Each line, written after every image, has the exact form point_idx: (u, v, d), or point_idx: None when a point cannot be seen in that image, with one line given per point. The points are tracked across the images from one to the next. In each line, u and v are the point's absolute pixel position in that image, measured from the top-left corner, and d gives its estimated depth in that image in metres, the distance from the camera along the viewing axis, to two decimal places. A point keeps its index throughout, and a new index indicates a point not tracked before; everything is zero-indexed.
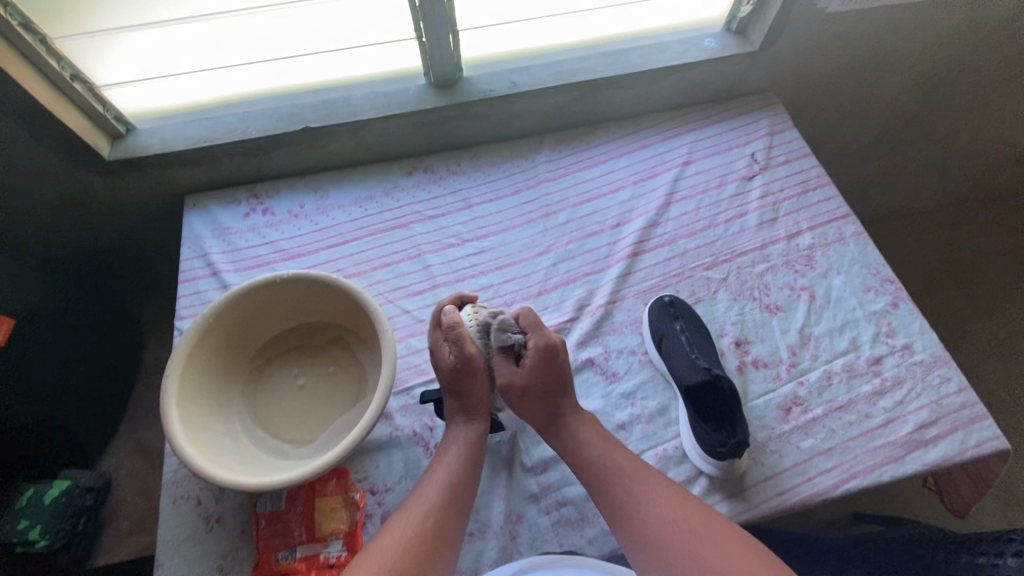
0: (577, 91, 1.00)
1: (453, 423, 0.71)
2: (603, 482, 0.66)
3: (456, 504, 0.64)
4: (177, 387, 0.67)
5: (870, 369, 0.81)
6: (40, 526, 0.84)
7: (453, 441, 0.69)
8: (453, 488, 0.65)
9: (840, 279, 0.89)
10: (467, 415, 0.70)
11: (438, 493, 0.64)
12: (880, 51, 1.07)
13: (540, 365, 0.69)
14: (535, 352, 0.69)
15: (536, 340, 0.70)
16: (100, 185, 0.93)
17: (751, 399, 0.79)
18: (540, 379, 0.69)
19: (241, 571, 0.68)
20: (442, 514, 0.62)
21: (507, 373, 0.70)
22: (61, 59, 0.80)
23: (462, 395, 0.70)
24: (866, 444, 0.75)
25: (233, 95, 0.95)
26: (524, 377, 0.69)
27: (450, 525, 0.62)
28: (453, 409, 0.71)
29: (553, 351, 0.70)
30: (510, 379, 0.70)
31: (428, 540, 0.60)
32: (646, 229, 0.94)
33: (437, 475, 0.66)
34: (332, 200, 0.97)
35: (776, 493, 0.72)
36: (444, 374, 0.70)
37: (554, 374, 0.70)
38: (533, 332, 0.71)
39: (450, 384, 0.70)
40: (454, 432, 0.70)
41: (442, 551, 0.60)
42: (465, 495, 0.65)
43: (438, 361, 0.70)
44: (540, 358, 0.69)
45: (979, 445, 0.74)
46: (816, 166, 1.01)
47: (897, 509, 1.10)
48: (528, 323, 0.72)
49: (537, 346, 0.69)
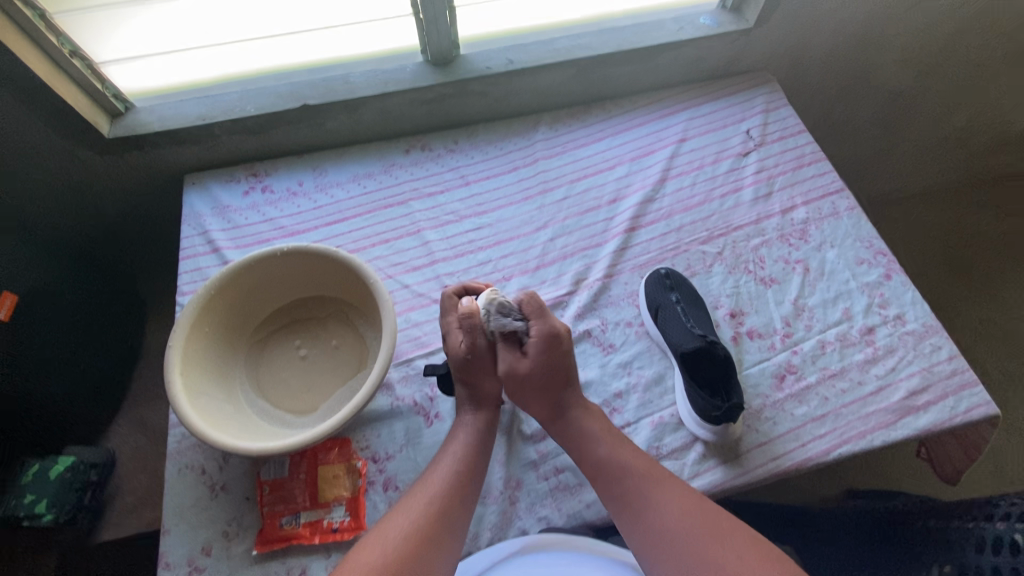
0: (574, 69, 1.01)
1: (462, 412, 0.71)
2: (612, 475, 0.66)
3: (462, 490, 0.64)
4: (180, 356, 0.68)
5: (862, 339, 0.82)
6: (46, 501, 0.87)
7: (461, 430, 0.70)
8: (459, 475, 0.65)
9: (833, 252, 0.90)
10: (475, 404, 0.71)
11: (444, 479, 0.65)
12: (874, 29, 1.08)
13: (544, 353, 0.68)
14: (540, 342, 0.68)
15: (540, 328, 0.68)
16: (98, 163, 0.93)
17: (746, 367, 0.81)
18: (543, 367, 0.68)
19: (245, 537, 0.69)
20: (447, 499, 0.63)
21: (511, 361, 0.68)
22: (61, 35, 0.80)
23: (472, 385, 0.70)
24: (858, 411, 0.76)
25: (232, 73, 0.95)
26: (530, 364, 0.67)
27: (454, 510, 0.63)
28: (462, 397, 0.71)
29: (557, 340, 0.68)
30: (514, 366, 0.67)
31: (432, 523, 0.60)
32: (643, 205, 0.95)
33: (444, 462, 0.67)
34: (330, 177, 0.97)
35: (771, 458, 0.73)
36: (454, 363, 0.70)
37: (558, 363, 0.68)
38: (536, 320, 0.69)
39: (461, 373, 0.70)
40: (462, 420, 0.71)
41: (447, 535, 0.60)
42: (472, 481, 0.66)
43: (449, 349, 0.70)
44: (543, 346, 0.68)
45: (968, 411, 0.75)
46: (810, 142, 1.02)
47: (890, 482, 1.12)
48: (530, 309, 0.69)
49: (541, 334, 0.68)
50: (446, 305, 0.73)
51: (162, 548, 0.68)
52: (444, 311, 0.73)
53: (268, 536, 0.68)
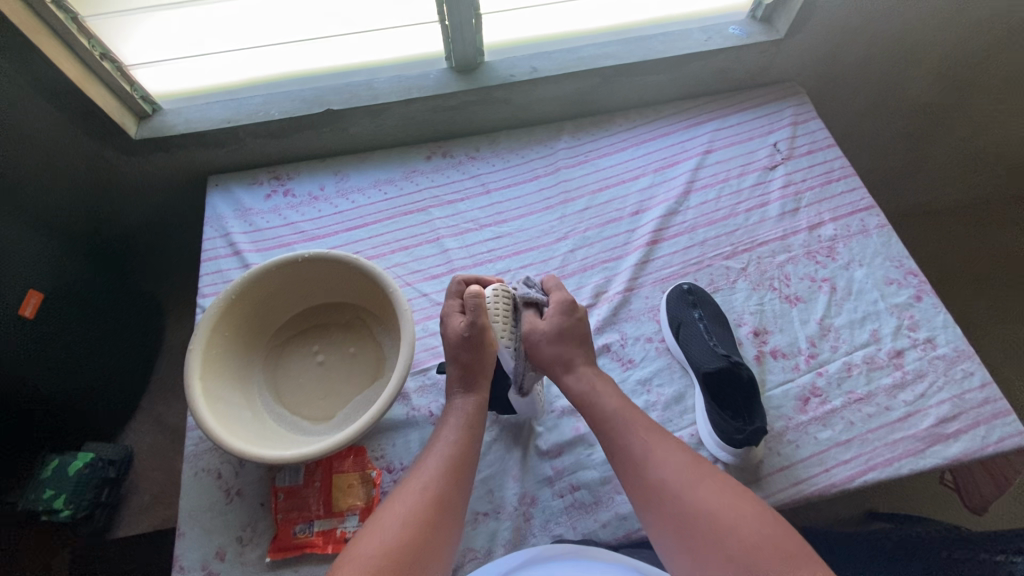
0: (598, 77, 1.00)
1: (452, 395, 0.69)
2: (617, 455, 0.63)
3: (458, 478, 0.62)
4: (200, 360, 0.68)
5: (890, 362, 0.80)
6: (65, 496, 0.87)
7: (454, 413, 0.68)
8: (455, 459, 0.64)
9: (862, 270, 0.88)
10: (467, 385, 0.68)
11: (440, 463, 0.63)
12: (908, 41, 1.05)
13: (562, 316, 0.71)
14: (558, 305, 0.71)
15: (559, 296, 0.73)
16: (124, 164, 0.94)
17: (769, 389, 0.79)
18: (561, 328, 0.70)
19: (259, 543, 0.69)
20: (444, 484, 0.61)
21: (530, 321, 0.71)
22: (92, 38, 0.81)
23: (466, 365, 0.68)
24: (885, 437, 0.74)
25: (257, 78, 0.96)
26: (549, 325, 0.70)
27: (452, 495, 0.61)
28: (453, 379, 0.69)
29: (573, 310, 0.72)
30: (533, 324, 0.70)
31: (431, 510, 0.59)
32: (665, 217, 0.94)
33: (438, 446, 0.65)
34: (352, 182, 0.97)
35: (792, 483, 0.72)
36: (451, 342, 0.68)
37: (573, 328, 0.71)
38: (557, 289, 0.74)
39: (456, 353, 0.68)
40: (453, 404, 0.69)
41: (444, 523, 0.59)
42: (467, 465, 0.64)
43: (448, 331, 0.69)
44: (561, 310, 0.71)
45: (1001, 440, 0.73)
46: (840, 157, 1.00)
47: (913, 507, 1.08)
48: (552, 281, 0.76)
49: (560, 299, 0.72)
50: (452, 290, 0.73)
51: (177, 550, 0.68)
52: (447, 296, 0.73)
53: (282, 543, 0.68)
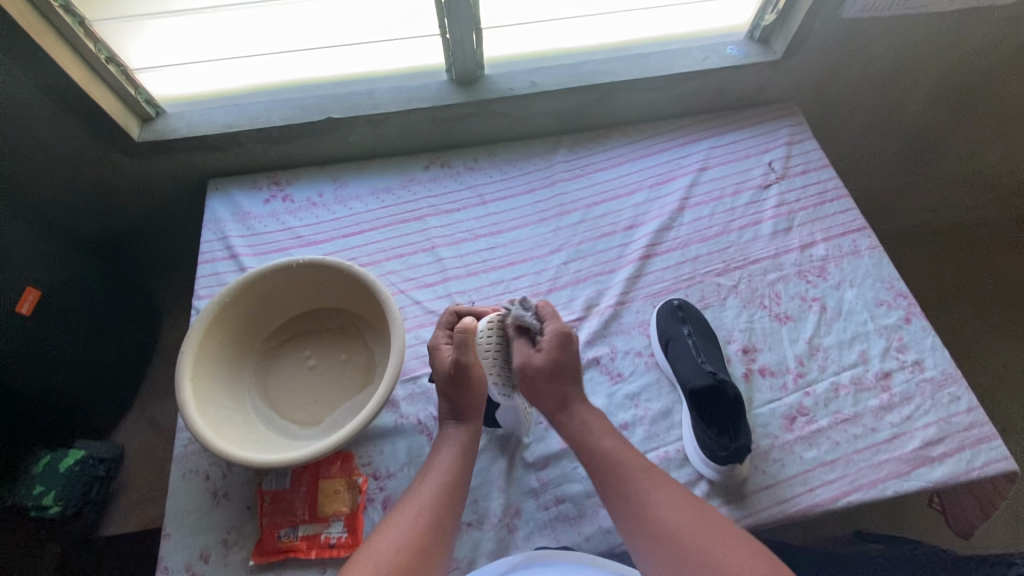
0: (596, 93, 1.01)
1: (445, 425, 0.70)
2: (611, 488, 0.64)
3: (451, 503, 0.63)
4: (192, 363, 0.69)
5: (878, 384, 0.80)
6: (54, 493, 0.89)
7: (446, 442, 0.68)
8: (448, 486, 0.64)
9: (852, 291, 0.89)
10: (458, 416, 0.69)
11: (434, 489, 0.64)
12: (904, 66, 1.06)
13: (557, 350, 0.69)
14: (553, 337, 0.69)
15: (553, 327, 0.70)
16: (125, 165, 0.95)
17: (756, 407, 0.79)
18: (555, 362, 0.68)
19: (243, 547, 0.69)
20: (437, 510, 0.62)
21: (525, 353, 0.69)
22: (98, 42, 0.83)
23: (453, 400, 0.69)
24: (870, 458, 0.74)
25: (259, 84, 0.97)
26: (542, 359, 0.68)
27: (444, 522, 0.62)
28: (444, 410, 0.70)
29: (568, 341, 0.70)
30: (528, 357, 0.69)
31: (424, 535, 0.60)
32: (658, 233, 0.95)
33: (432, 474, 0.66)
34: (350, 190, 0.99)
35: (776, 501, 0.72)
36: (440, 377, 0.69)
37: (568, 362, 0.69)
38: (551, 320, 0.71)
39: (445, 388, 0.69)
40: (446, 433, 0.70)
41: (438, 548, 0.60)
42: (460, 491, 0.65)
43: (436, 365, 0.70)
44: (557, 342, 0.69)
45: (986, 465, 0.73)
46: (833, 177, 1.01)
47: (902, 528, 1.08)
48: (546, 312, 0.73)
49: (555, 331, 0.70)
50: (444, 321, 0.74)
51: (161, 551, 0.68)
52: (438, 326, 0.74)
53: (266, 548, 0.69)
